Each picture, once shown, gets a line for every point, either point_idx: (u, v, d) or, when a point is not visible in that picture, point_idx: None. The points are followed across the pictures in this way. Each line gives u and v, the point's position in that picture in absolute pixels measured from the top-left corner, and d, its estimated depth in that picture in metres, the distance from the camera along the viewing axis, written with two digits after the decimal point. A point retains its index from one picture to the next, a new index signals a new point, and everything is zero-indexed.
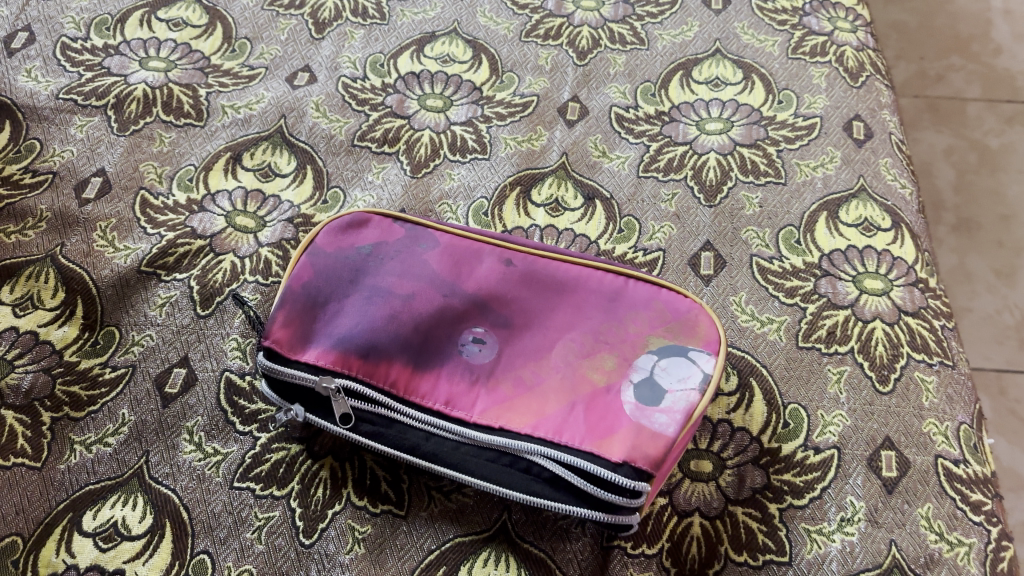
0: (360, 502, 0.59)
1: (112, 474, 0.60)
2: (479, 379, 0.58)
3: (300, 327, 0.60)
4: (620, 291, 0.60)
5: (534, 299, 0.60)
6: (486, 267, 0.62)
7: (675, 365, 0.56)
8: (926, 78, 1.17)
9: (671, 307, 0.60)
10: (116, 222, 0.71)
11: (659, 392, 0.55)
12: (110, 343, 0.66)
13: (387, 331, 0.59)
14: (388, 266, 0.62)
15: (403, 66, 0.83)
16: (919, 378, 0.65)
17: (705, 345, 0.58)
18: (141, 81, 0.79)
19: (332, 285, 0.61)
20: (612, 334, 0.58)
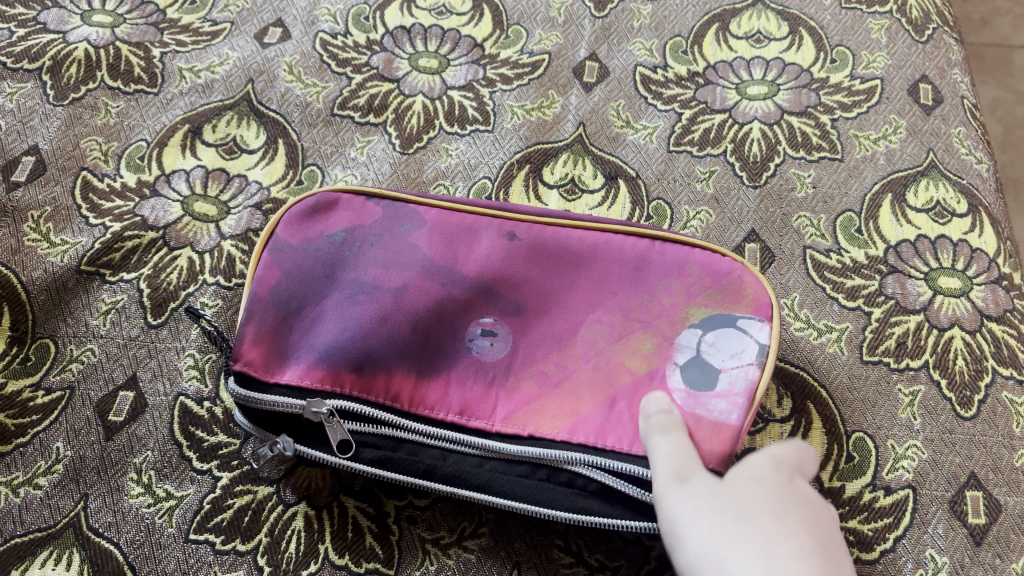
0: (340, 560, 0.49)
1: (43, 525, 0.50)
2: (495, 381, 0.45)
3: (273, 343, 0.46)
4: (647, 256, 0.48)
5: (546, 275, 0.48)
6: (481, 240, 0.49)
7: (723, 338, 0.45)
8: (969, 22, 1.03)
9: (707, 269, 0.47)
10: (52, 211, 0.60)
11: (709, 373, 0.44)
12: (43, 360, 0.55)
13: (378, 336, 0.46)
14: (367, 251, 0.48)
15: (391, 19, 0.71)
16: (1008, 400, 0.54)
17: (756, 311, 0.46)
18: (82, 39, 0.67)
19: (303, 286, 0.47)
20: (645, 311, 0.46)
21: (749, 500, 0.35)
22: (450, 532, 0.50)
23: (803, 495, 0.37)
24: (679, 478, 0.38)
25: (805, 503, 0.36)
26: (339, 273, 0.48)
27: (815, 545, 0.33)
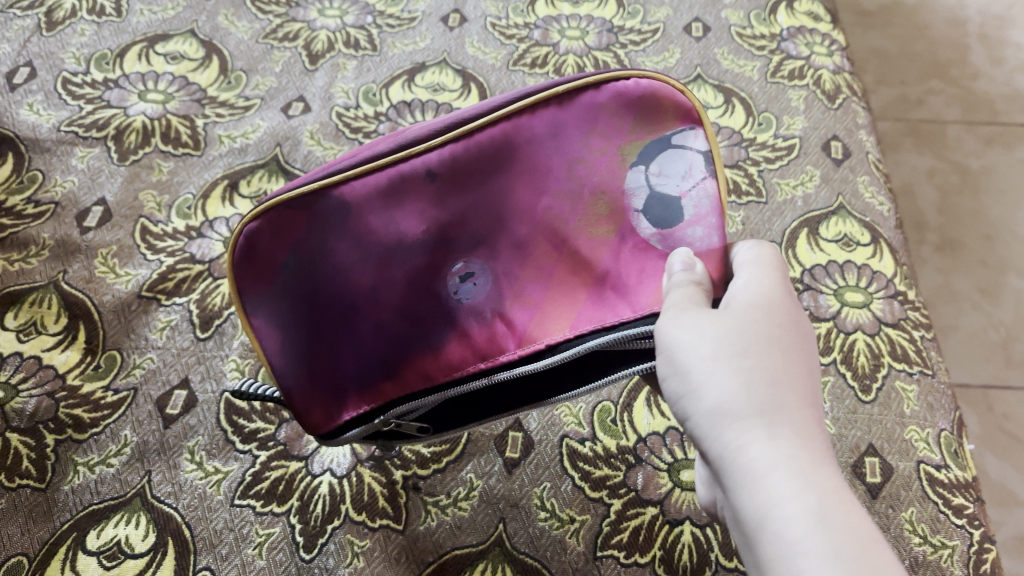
0: (358, 517, 0.61)
1: (115, 494, 0.61)
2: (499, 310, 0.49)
3: (321, 400, 0.50)
4: (560, 126, 0.48)
5: (483, 182, 0.48)
6: (401, 182, 0.46)
7: (667, 163, 0.48)
8: (906, 102, 1.23)
9: (618, 104, 0.48)
10: (117, 249, 0.73)
11: (675, 206, 0.48)
12: (112, 366, 0.67)
13: (389, 327, 0.49)
14: (314, 238, 0.46)
15: (395, 95, 0.86)
16: (900, 387, 0.67)
17: (680, 122, 0.48)
18: (139, 113, 0.82)
19: (296, 325, 0.48)
20: (585, 178, 0.48)
21: (745, 335, 0.40)
22: (446, 495, 0.62)
23: (789, 320, 0.42)
24: (680, 310, 0.42)
25: (791, 331, 0.41)
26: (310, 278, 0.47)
27: (809, 395, 0.39)
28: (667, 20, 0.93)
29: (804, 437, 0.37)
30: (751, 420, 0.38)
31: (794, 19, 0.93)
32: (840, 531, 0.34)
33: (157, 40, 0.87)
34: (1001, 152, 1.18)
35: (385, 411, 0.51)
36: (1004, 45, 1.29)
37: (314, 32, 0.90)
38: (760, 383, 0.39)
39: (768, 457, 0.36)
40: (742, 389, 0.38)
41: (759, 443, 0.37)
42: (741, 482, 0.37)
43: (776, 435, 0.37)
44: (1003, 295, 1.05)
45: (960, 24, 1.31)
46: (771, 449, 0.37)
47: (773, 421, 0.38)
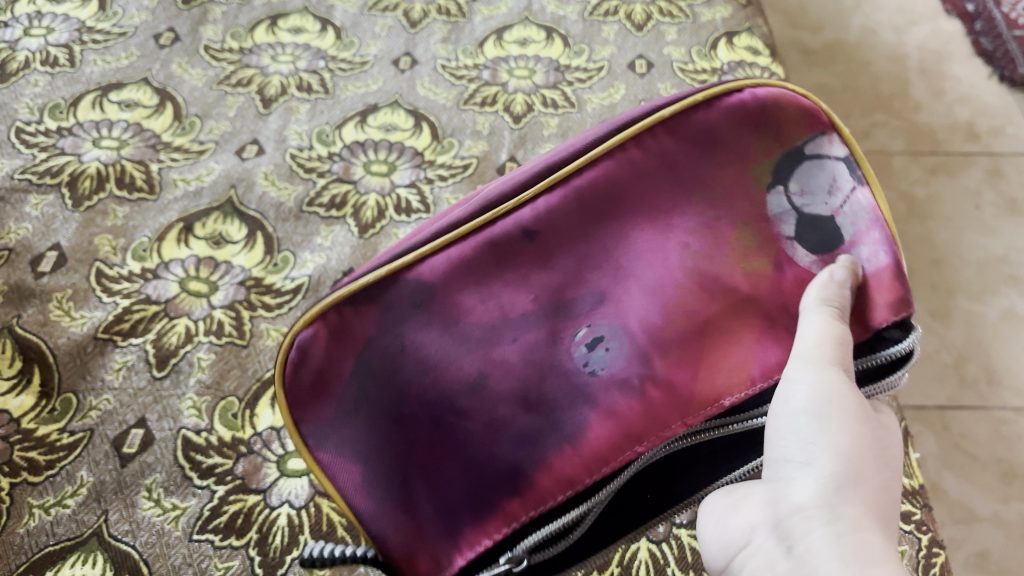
0: (317, 547, 0.62)
1: (71, 535, 0.61)
2: (607, 454, 0.46)
3: (424, 542, 0.46)
4: (671, 156, 0.51)
5: (476, 320, 0.48)
6: (425, 330, 0.48)
7: (808, 181, 0.51)
8: None
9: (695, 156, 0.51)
10: (72, 292, 0.73)
11: (831, 225, 0.51)
12: (67, 409, 0.67)
13: (508, 426, 0.46)
14: (337, 438, 0.47)
15: (348, 135, 0.87)
16: None
17: (810, 129, 0.52)
18: (93, 159, 0.82)
19: (380, 485, 0.47)
20: (710, 211, 0.51)
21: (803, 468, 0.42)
22: None
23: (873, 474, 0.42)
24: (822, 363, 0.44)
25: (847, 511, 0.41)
26: (399, 408, 0.46)
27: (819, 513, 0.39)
28: (611, 58, 0.97)
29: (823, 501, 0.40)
30: (782, 524, 0.40)
31: (734, 54, 0.96)
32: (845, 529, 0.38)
33: (111, 88, 0.89)
34: (945, 181, 1.21)
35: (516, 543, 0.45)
36: (943, 79, 1.34)
37: (267, 77, 0.92)
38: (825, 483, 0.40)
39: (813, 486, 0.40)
40: (846, 483, 0.39)
41: (866, 537, 0.37)
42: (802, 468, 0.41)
43: (828, 552, 0.37)
44: (954, 318, 1.07)
45: (900, 61, 1.36)
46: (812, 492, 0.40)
47: (869, 515, 0.38)
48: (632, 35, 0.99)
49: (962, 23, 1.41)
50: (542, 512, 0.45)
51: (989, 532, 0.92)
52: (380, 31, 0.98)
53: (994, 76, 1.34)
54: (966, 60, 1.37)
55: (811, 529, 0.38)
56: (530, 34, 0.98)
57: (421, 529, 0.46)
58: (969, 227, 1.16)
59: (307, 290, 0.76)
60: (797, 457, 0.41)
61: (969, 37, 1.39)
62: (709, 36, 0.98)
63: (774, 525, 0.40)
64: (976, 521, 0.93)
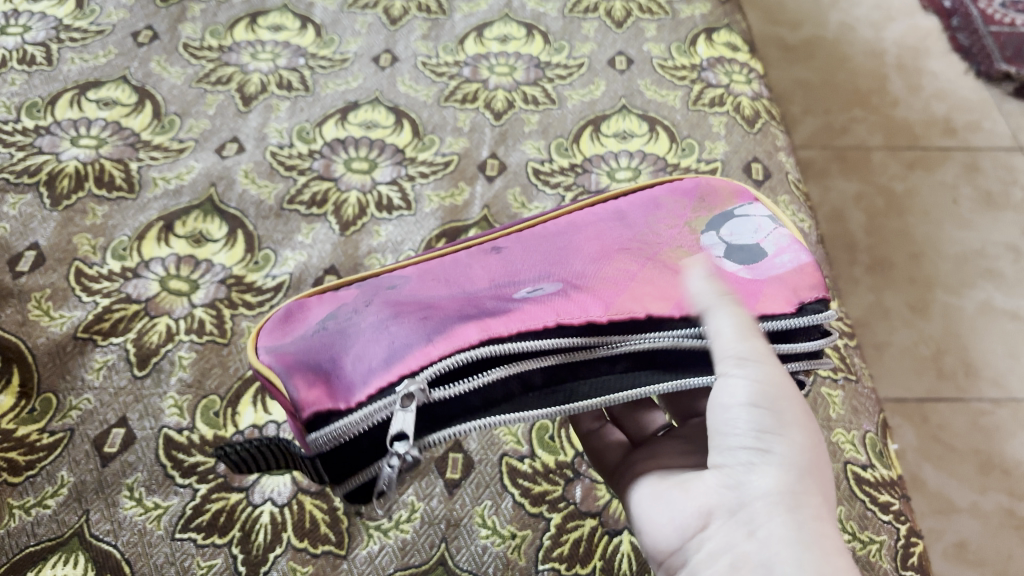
0: (300, 544, 0.62)
1: (52, 535, 0.61)
2: (519, 343, 0.47)
3: (335, 384, 0.47)
4: (620, 211, 0.58)
5: (436, 293, 0.53)
6: (400, 293, 0.53)
7: (736, 228, 0.56)
8: (832, 130, 1.28)
9: (638, 207, 0.58)
10: (51, 292, 0.73)
11: (756, 248, 0.55)
12: (47, 409, 0.67)
13: (438, 317, 0.49)
14: (295, 343, 0.50)
15: (328, 133, 0.87)
16: (827, 393, 0.71)
17: (741, 200, 0.58)
18: (72, 158, 0.82)
19: (311, 359, 0.48)
20: (654, 240, 0.55)
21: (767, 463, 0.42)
22: (388, 518, 0.63)
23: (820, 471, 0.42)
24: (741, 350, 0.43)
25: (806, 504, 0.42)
26: (348, 325, 0.51)
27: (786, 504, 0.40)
28: (591, 55, 0.97)
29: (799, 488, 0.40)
30: (743, 509, 0.40)
31: (713, 50, 0.97)
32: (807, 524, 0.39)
33: (88, 87, 0.88)
34: (923, 175, 1.23)
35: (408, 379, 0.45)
36: (921, 74, 1.35)
37: (247, 75, 0.92)
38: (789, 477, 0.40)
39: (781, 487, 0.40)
40: (804, 474, 0.40)
41: (818, 525, 0.39)
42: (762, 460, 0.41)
43: (789, 536, 0.38)
44: (934, 311, 1.08)
45: (877, 57, 1.37)
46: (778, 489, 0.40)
47: (824, 509, 0.40)
48: (612, 32, 1.00)
49: (939, 19, 1.43)
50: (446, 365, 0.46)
51: (968, 522, 0.93)
52: (360, 28, 0.98)
53: (970, 71, 1.36)
54: (943, 56, 1.38)
55: (772, 515, 0.39)
56: (510, 31, 0.98)
57: (332, 384, 0.47)
58: (947, 221, 1.17)
59: (289, 288, 0.76)
60: (749, 442, 0.41)
61: (946, 33, 1.41)
62: (688, 32, 0.99)
63: (734, 511, 0.41)
64: (954, 512, 0.94)
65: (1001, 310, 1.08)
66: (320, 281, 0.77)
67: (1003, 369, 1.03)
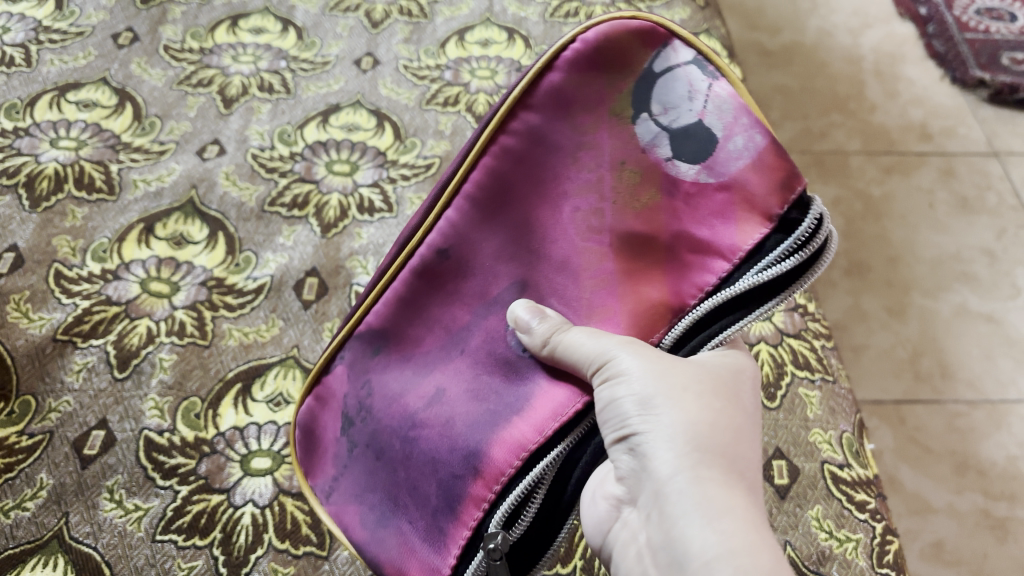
0: (282, 545, 0.62)
1: (31, 538, 0.61)
2: (555, 410, 0.47)
3: (419, 552, 0.50)
4: (536, 132, 0.52)
5: (427, 349, 0.54)
6: (389, 367, 0.54)
7: (668, 95, 0.50)
8: (810, 135, 1.29)
9: (554, 125, 0.52)
10: (31, 294, 0.73)
11: (702, 130, 0.49)
12: (26, 411, 0.66)
13: (465, 418, 0.49)
14: (344, 484, 0.56)
15: (310, 135, 0.88)
16: (804, 393, 0.72)
17: (652, 47, 0.51)
18: (51, 160, 0.82)
19: (376, 515, 0.53)
20: (591, 162, 0.51)
21: (688, 448, 0.42)
22: None
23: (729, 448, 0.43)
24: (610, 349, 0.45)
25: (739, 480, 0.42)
26: (382, 446, 0.53)
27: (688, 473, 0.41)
28: None
29: (703, 462, 0.41)
30: (646, 495, 0.42)
31: None
32: (707, 494, 0.40)
33: (68, 88, 0.88)
34: (900, 180, 1.24)
35: (489, 523, 0.46)
36: (898, 80, 1.37)
37: (228, 78, 0.91)
38: (688, 453, 0.42)
39: (670, 464, 0.41)
40: (693, 442, 0.42)
41: (711, 489, 0.40)
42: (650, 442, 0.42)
43: (690, 505, 0.40)
44: (910, 314, 1.10)
45: (855, 62, 1.39)
46: (668, 466, 0.41)
47: (723, 473, 0.41)
48: None
49: (915, 26, 1.45)
50: (502, 481, 0.46)
51: (945, 522, 0.94)
52: (342, 31, 0.98)
53: (946, 77, 1.37)
54: (919, 62, 1.40)
55: (665, 495, 0.41)
56: (491, 35, 0.99)
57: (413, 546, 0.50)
58: (924, 225, 1.19)
59: (270, 290, 0.76)
60: (636, 426, 0.43)
61: (922, 40, 1.42)
62: None
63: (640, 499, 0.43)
64: (931, 512, 0.95)
65: (976, 313, 1.10)
66: (301, 283, 0.77)
67: (977, 372, 1.05)
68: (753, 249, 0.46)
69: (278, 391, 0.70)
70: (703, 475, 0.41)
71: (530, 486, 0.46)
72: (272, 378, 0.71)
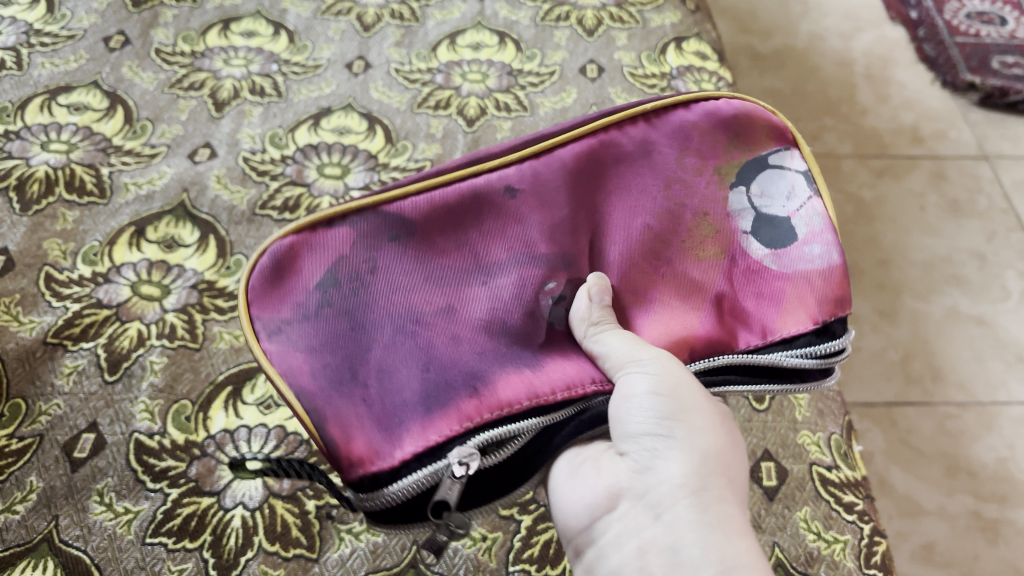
0: (272, 548, 0.62)
1: (21, 541, 0.61)
2: (570, 381, 0.50)
3: (369, 426, 0.47)
4: (648, 142, 0.60)
5: (449, 263, 0.54)
6: (400, 262, 0.53)
7: (768, 187, 0.60)
8: None
9: (661, 148, 0.60)
10: (21, 297, 0.73)
11: (786, 224, 0.59)
12: (16, 414, 0.66)
13: (472, 344, 0.51)
14: (293, 335, 0.51)
15: (301, 138, 0.88)
16: (792, 396, 0.72)
17: (777, 142, 0.62)
18: (42, 163, 0.82)
19: (332, 377, 0.49)
20: (679, 194, 0.59)
21: (702, 460, 0.45)
22: (359, 522, 0.64)
23: (734, 472, 0.46)
24: (643, 356, 0.48)
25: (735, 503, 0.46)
26: (363, 326, 0.51)
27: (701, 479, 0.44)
28: (563, 63, 0.98)
29: (714, 476, 0.45)
30: (650, 493, 0.44)
31: (682, 59, 0.99)
32: (713, 506, 0.43)
33: (59, 91, 0.88)
34: (891, 183, 1.25)
35: (465, 440, 0.47)
36: (889, 84, 1.37)
37: (219, 81, 0.92)
38: (701, 464, 0.45)
39: (685, 468, 0.44)
40: (708, 457, 0.45)
41: (724, 508, 0.43)
42: (666, 446, 0.45)
43: (694, 521, 0.43)
44: (901, 316, 1.10)
45: (846, 66, 1.40)
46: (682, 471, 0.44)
47: (728, 492, 0.45)
48: (583, 40, 1.01)
49: (905, 30, 1.45)
50: (500, 411, 0.48)
51: (935, 524, 0.94)
52: (333, 34, 0.98)
53: (936, 81, 1.38)
54: (910, 66, 1.41)
55: (678, 497, 0.43)
56: (483, 39, 0.99)
57: (367, 421, 0.48)
58: (915, 228, 1.19)
59: None
60: (652, 428, 0.46)
61: (912, 43, 1.43)
62: (658, 42, 1.00)
63: (641, 495, 0.44)
64: (921, 514, 0.95)
65: (966, 316, 1.11)
66: None
67: (967, 374, 1.05)
68: (787, 338, 0.55)
69: (269, 394, 0.70)
70: (712, 486, 0.44)
71: (509, 433, 0.48)
72: (263, 381, 0.71)
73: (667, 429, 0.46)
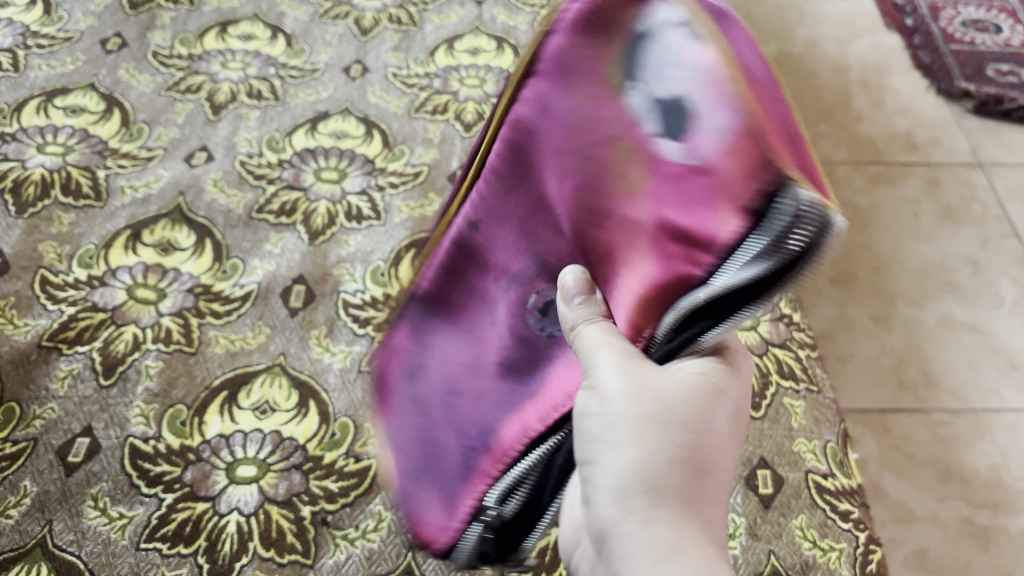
0: (267, 554, 0.62)
1: (14, 545, 0.60)
2: (557, 402, 0.47)
3: (435, 510, 0.56)
4: (543, 100, 0.43)
5: (470, 311, 0.53)
6: (441, 332, 0.55)
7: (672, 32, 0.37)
8: None
9: (551, 100, 0.42)
10: (16, 300, 0.73)
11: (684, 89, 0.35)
12: (10, 418, 0.66)
13: (484, 393, 0.51)
14: (388, 429, 0.61)
15: (298, 142, 0.88)
16: (789, 403, 0.72)
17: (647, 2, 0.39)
18: (38, 166, 0.81)
19: (412, 463, 0.58)
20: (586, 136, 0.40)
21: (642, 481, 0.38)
22: (355, 528, 0.64)
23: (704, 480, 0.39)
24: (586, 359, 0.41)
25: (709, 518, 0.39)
26: (422, 405, 0.57)
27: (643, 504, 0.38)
28: None
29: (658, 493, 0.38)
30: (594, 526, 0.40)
31: None
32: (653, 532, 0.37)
33: (56, 94, 0.88)
34: (886, 190, 1.25)
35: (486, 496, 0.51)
36: (884, 90, 1.38)
37: (216, 84, 0.91)
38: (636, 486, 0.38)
39: (615, 493, 0.39)
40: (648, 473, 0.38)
41: (661, 531, 0.37)
42: (599, 468, 0.40)
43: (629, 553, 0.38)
44: (895, 323, 1.10)
45: (841, 72, 1.40)
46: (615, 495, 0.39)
47: (678, 509, 0.38)
48: None
49: (901, 37, 1.46)
50: (506, 462, 0.49)
51: (927, 531, 0.94)
52: (331, 38, 0.98)
53: (931, 88, 1.38)
54: (905, 73, 1.41)
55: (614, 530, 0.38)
56: (481, 44, 0.99)
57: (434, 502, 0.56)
58: (909, 235, 1.20)
59: (257, 298, 0.76)
60: (587, 451, 0.41)
61: (908, 50, 1.44)
62: None
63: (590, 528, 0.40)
64: (914, 520, 0.95)
65: (960, 323, 1.11)
66: (288, 290, 0.77)
67: (961, 381, 1.06)
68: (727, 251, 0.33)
69: (264, 399, 0.70)
70: (658, 509, 0.38)
71: (514, 480, 0.49)
72: (258, 386, 0.70)
73: (602, 447, 0.40)
